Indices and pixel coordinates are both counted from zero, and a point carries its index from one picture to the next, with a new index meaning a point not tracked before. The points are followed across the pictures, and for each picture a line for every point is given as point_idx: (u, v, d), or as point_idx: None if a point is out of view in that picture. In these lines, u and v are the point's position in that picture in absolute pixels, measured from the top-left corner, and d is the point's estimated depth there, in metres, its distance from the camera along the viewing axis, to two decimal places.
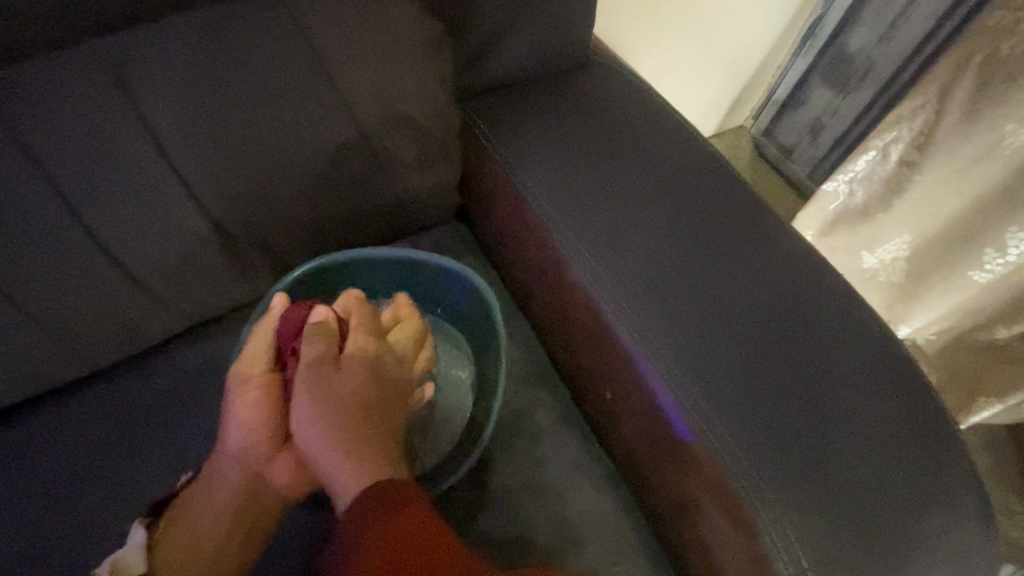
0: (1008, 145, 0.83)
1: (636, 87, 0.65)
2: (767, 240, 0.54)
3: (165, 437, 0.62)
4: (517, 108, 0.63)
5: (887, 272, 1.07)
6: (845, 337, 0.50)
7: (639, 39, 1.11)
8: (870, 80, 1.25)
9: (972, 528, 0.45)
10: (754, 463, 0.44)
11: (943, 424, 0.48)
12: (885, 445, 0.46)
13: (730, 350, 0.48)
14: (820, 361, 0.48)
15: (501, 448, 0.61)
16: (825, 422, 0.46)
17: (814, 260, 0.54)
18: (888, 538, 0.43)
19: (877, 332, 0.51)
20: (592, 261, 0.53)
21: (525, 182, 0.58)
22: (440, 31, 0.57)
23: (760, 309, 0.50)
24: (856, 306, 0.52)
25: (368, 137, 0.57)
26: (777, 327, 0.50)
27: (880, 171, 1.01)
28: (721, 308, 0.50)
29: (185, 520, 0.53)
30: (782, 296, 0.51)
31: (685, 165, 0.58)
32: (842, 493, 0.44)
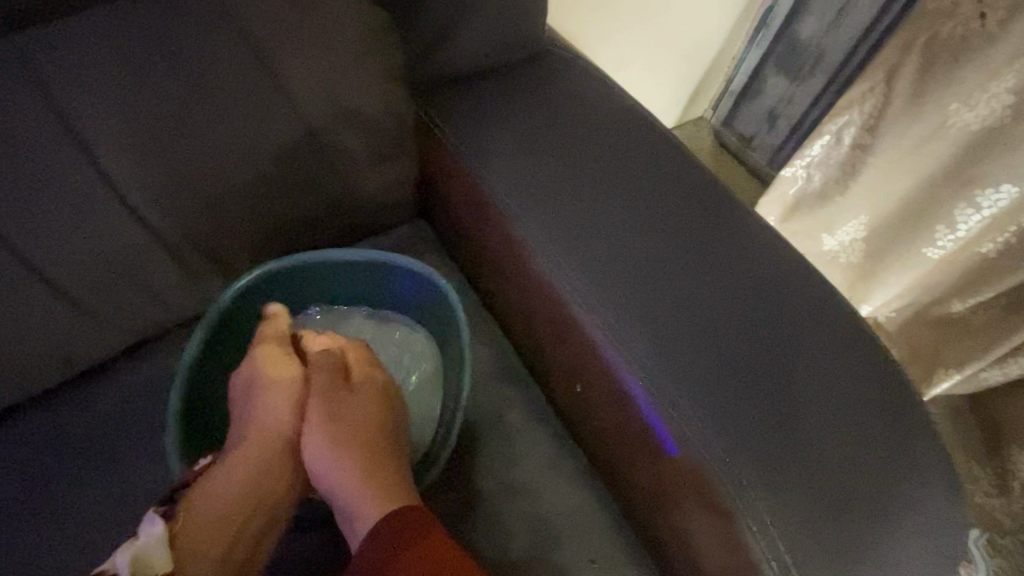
0: (953, 125, 0.86)
1: (593, 76, 0.64)
2: (730, 224, 0.55)
3: (110, 465, 0.58)
4: (475, 100, 0.61)
5: (847, 253, 1.10)
6: (809, 316, 0.50)
7: (594, 32, 1.11)
8: (822, 68, 1.28)
9: (940, 496, 0.46)
10: (727, 449, 0.44)
11: (907, 397, 0.49)
12: (854, 421, 0.46)
13: (697, 336, 0.48)
14: (785, 342, 0.49)
15: (472, 451, 0.59)
16: (792, 403, 0.46)
17: (774, 243, 0.54)
18: (858, 513, 0.43)
19: (840, 309, 0.52)
20: (556, 252, 0.52)
21: (488, 176, 0.56)
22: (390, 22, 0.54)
23: (727, 293, 0.50)
24: (820, 286, 0.53)
25: (316, 135, 0.54)
26: (743, 312, 0.49)
27: (835, 155, 1.03)
28: (685, 294, 0.50)
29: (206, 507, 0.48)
30: (746, 280, 0.51)
31: (645, 152, 0.58)
32: (813, 473, 0.44)
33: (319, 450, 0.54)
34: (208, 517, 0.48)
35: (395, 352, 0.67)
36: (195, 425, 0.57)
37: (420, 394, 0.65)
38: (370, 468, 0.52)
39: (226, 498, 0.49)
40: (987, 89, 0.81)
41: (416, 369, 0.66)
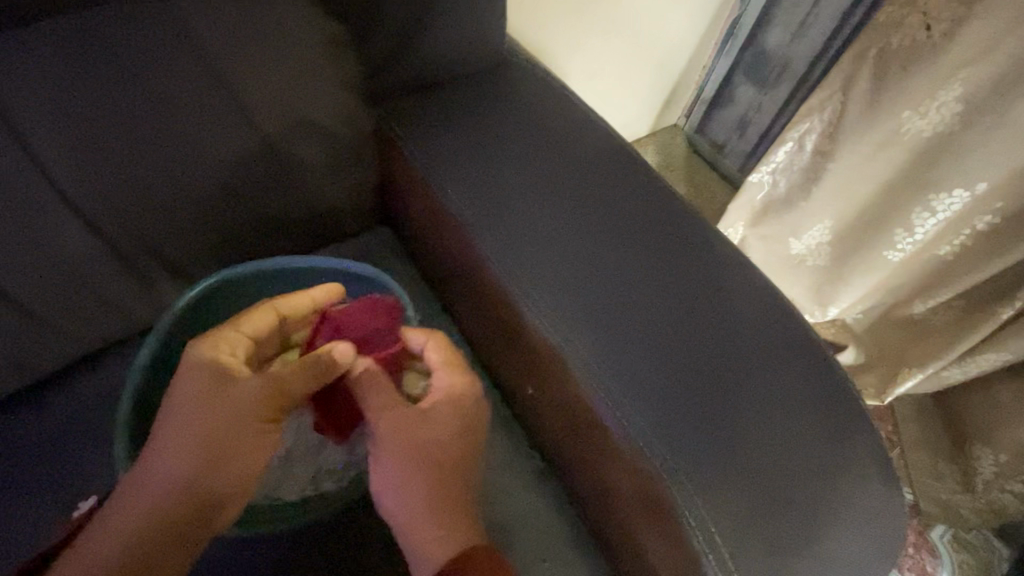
0: (906, 132, 0.89)
1: (550, 84, 0.66)
2: (679, 229, 0.56)
3: (60, 476, 0.59)
4: (433, 110, 0.62)
5: (814, 256, 1.13)
6: (753, 317, 0.52)
7: (563, 42, 1.15)
8: (787, 77, 1.32)
9: (876, 491, 0.47)
10: (665, 447, 0.45)
11: (847, 395, 0.50)
12: (790, 415, 0.48)
13: (642, 338, 0.50)
14: (726, 341, 0.50)
15: None
16: (733, 402, 0.48)
17: (721, 247, 0.56)
18: (793, 507, 0.45)
19: (784, 310, 0.54)
20: (508, 259, 0.53)
21: (442, 186, 0.57)
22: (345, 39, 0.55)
23: (673, 299, 0.52)
24: (764, 287, 0.54)
25: (270, 142, 0.56)
26: (687, 316, 0.51)
27: (798, 161, 1.06)
28: (630, 297, 0.51)
29: (126, 514, 0.47)
30: (691, 282, 0.53)
31: (601, 161, 0.60)
32: (750, 468, 0.45)
33: (386, 472, 0.51)
34: (125, 524, 0.46)
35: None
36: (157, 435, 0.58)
37: None
38: (430, 496, 0.50)
39: (144, 509, 0.47)
40: (936, 97, 0.84)
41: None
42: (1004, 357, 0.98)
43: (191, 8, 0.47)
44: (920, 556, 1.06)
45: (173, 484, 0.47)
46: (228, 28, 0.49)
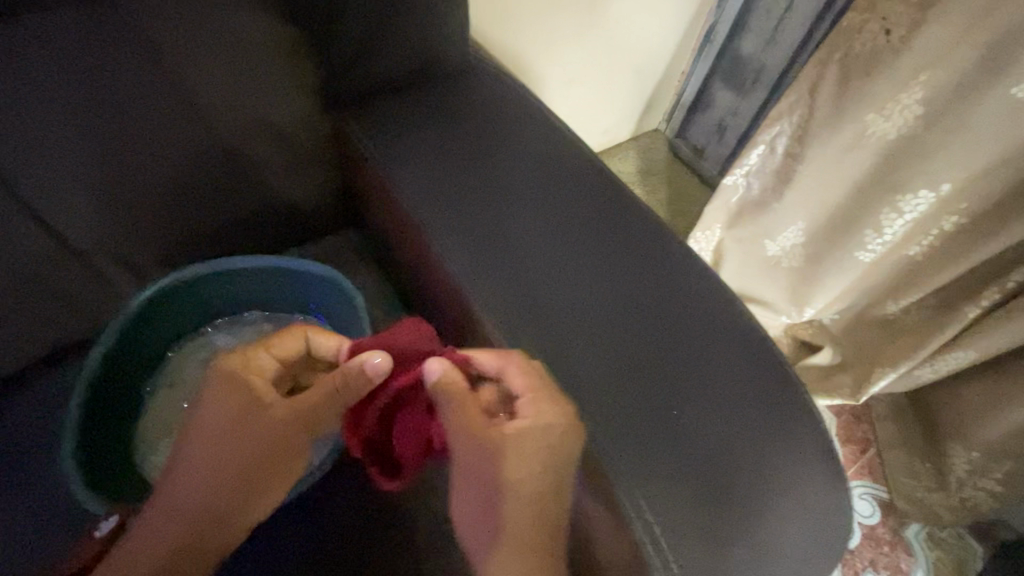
0: (872, 134, 0.90)
1: (511, 87, 0.67)
2: (626, 228, 0.60)
3: (44, 460, 0.68)
4: (393, 113, 0.63)
5: (789, 258, 1.15)
6: (693, 309, 0.56)
7: (538, 50, 1.17)
8: (763, 81, 1.34)
9: (816, 480, 0.51)
10: (596, 428, 0.50)
11: (782, 380, 0.55)
12: (724, 404, 0.52)
13: (584, 328, 0.54)
14: (665, 332, 0.55)
15: None
16: (675, 393, 0.51)
17: (666, 245, 0.60)
18: (736, 496, 0.48)
19: (723, 304, 0.57)
20: (462, 257, 0.56)
21: (401, 191, 0.59)
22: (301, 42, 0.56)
23: (616, 301, 0.55)
24: (700, 280, 0.58)
25: (224, 144, 0.58)
26: (628, 309, 0.55)
27: (769, 164, 1.08)
28: (577, 292, 0.56)
29: (165, 517, 0.54)
30: (635, 277, 0.57)
31: (558, 166, 0.62)
32: (695, 459, 0.49)
33: (471, 498, 0.50)
34: (164, 524, 0.54)
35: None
36: (100, 425, 0.62)
37: None
38: (514, 531, 0.48)
39: (182, 513, 0.54)
40: (898, 101, 0.85)
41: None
42: (968, 356, 0.99)
43: (144, 16, 0.49)
44: (895, 553, 1.08)
45: (207, 492, 0.54)
46: (174, 24, 0.50)
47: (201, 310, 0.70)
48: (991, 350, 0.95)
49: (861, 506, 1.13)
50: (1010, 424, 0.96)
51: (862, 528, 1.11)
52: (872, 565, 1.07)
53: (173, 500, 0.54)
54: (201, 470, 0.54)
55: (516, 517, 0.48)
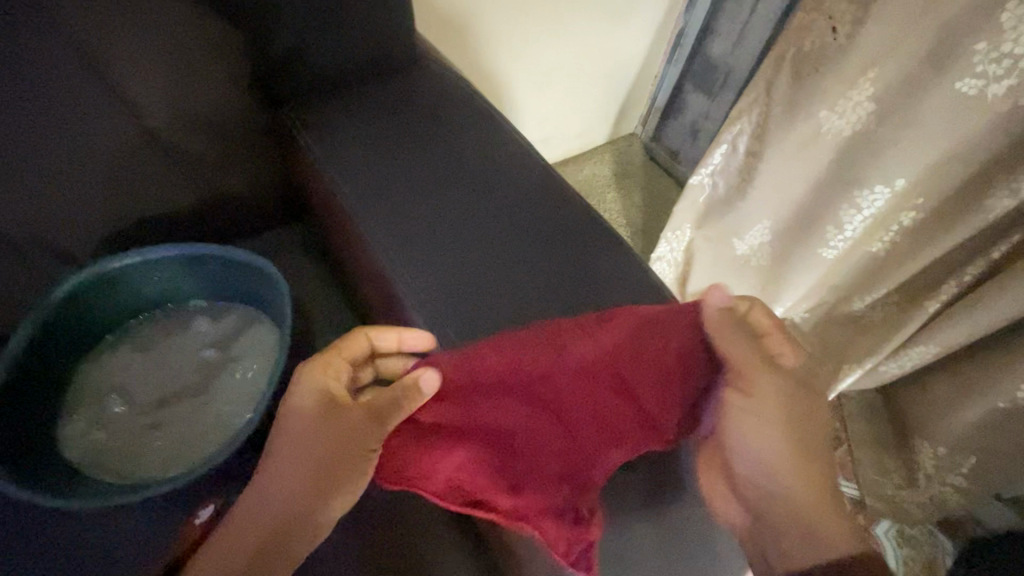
0: (826, 132, 0.92)
1: (458, 91, 0.71)
2: (555, 220, 0.64)
3: None
4: (332, 109, 0.68)
5: (756, 255, 1.16)
6: (608, 290, 0.60)
7: (507, 52, 1.18)
8: (731, 85, 1.36)
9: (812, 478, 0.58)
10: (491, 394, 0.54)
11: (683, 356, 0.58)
12: None
13: (497, 308, 0.58)
14: (573, 312, 0.58)
15: None
16: None
17: (595, 237, 0.64)
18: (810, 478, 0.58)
19: (643, 287, 0.61)
20: (390, 245, 0.61)
21: (330, 180, 0.63)
22: (236, 44, 0.61)
23: (541, 291, 0.59)
24: (618, 266, 0.61)
25: (154, 134, 0.64)
26: (545, 292, 0.59)
27: (733, 162, 1.09)
28: (498, 275, 0.60)
29: (259, 507, 0.56)
30: (557, 263, 0.61)
31: (493, 164, 0.67)
32: (803, 438, 0.59)
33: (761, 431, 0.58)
34: (260, 513, 0.56)
35: (243, 330, 0.74)
36: (25, 403, 0.64)
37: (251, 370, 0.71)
38: (790, 441, 0.58)
39: (272, 505, 0.56)
40: (850, 98, 0.87)
41: (255, 349, 0.72)
42: (930, 349, 1.00)
43: (71, 15, 0.53)
44: None
45: (295, 485, 0.56)
46: (90, 12, 0.54)
47: (138, 298, 0.73)
48: (950, 343, 0.96)
49: None
50: (973, 418, 0.96)
51: None
52: None
53: (267, 492, 0.56)
54: (289, 472, 0.56)
55: (779, 437, 0.58)
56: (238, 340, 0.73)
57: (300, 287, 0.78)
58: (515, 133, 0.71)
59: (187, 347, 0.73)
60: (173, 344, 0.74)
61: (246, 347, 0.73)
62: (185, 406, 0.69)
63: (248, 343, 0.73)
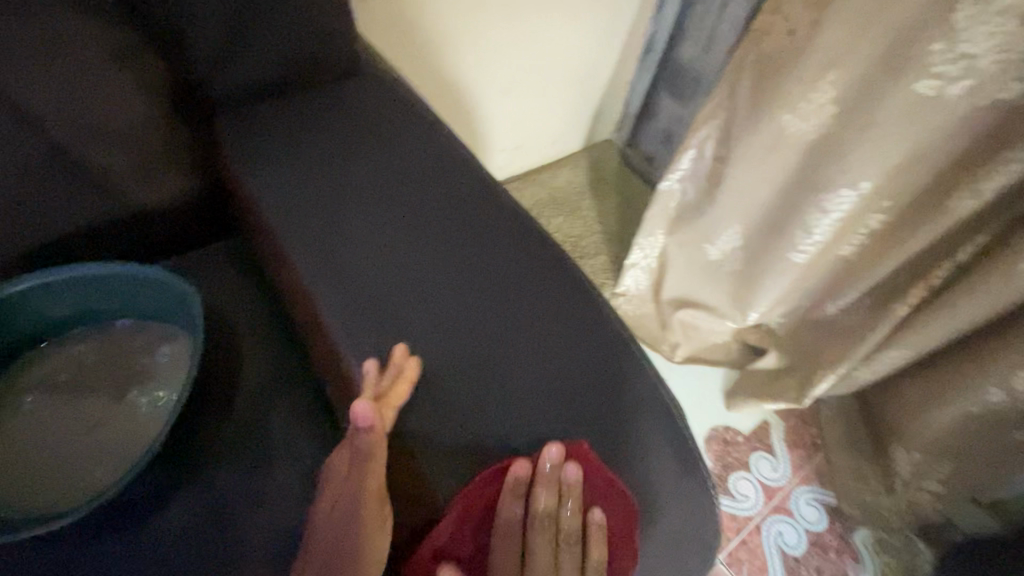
0: (790, 135, 0.90)
1: (405, 102, 0.71)
2: (501, 230, 0.63)
3: None
4: (263, 118, 0.67)
5: (728, 260, 1.13)
6: (549, 302, 0.59)
7: (471, 56, 1.16)
8: (701, 89, 1.36)
9: None
10: (413, 418, 0.52)
11: (618, 361, 0.57)
12: (547, 380, 0.55)
13: (429, 323, 0.57)
14: (509, 325, 0.57)
15: (235, 453, 0.64)
16: (502, 375, 0.54)
17: (541, 246, 0.63)
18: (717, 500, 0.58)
19: (588, 299, 0.60)
20: (318, 261, 0.59)
21: (260, 195, 0.62)
22: (150, 58, 0.61)
23: (472, 305, 0.58)
24: (565, 274, 0.61)
25: (63, 150, 0.61)
26: (481, 305, 0.58)
27: (700, 168, 1.06)
28: (436, 289, 0.58)
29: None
30: (496, 275, 0.60)
31: (440, 174, 0.65)
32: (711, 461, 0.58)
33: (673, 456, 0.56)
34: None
35: (146, 346, 0.67)
36: None
37: (153, 392, 0.64)
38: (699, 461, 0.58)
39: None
40: (812, 100, 0.86)
41: (164, 361, 0.66)
42: (902, 354, 0.99)
43: None
44: (842, 560, 1.06)
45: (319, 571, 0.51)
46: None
47: (33, 334, 0.66)
48: (922, 347, 0.95)
49: (808, 512, 1.10)
50: (947, 420, 0.95)
51: (809, 535, 1.08)
52: (818, 573, 1.05)
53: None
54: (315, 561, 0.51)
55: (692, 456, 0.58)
56: (142, 369, 0.66)
57: (228, 305, 0.73)
58: (459, 141, 0.69)
59: (92, 367, 0.66)
60: (79, 368, 0.66)
61: (151, 373, 0.66)
62: (89, 426, 0.62)
63: (156, 368, 0.66)
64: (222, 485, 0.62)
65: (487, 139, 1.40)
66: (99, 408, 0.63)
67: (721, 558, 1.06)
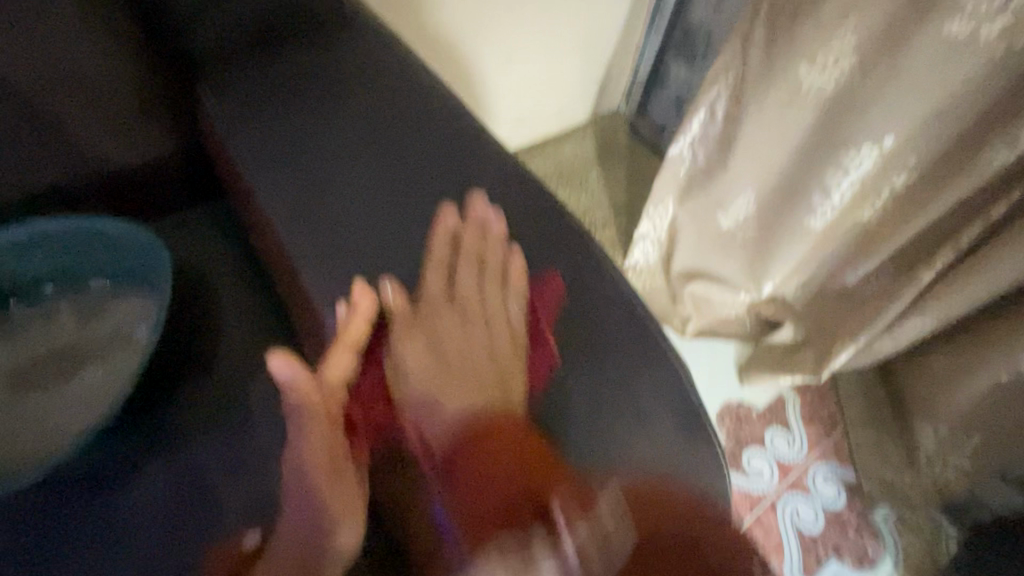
0: (807, 89, 0.84)
1: (394, 57, 0.67)
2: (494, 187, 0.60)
3: None
4: (245, 75, 0.64)
5: (743, 229, 1.07)
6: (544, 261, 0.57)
7: (469, 19, 1.11)
8: (712, 53, 1.30)
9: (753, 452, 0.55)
10: None
11: (617, 322, 0.56)
12: None
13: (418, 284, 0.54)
14: None
15: (224, 421, 0.63)
16: None
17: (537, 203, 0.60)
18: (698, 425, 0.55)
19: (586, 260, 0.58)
20: (304, 222, 0.56)
21: (241, 154, 0.60)
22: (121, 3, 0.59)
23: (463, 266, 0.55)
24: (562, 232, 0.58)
25: (31, 97, 0.59)
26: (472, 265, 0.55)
27: (712, 130, 0.99)
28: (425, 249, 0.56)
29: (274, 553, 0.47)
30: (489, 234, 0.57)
31: (431, 130, 0.62)
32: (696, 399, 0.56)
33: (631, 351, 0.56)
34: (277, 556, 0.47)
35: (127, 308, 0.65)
36: None
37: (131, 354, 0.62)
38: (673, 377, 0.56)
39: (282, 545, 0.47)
40: (831, 49, 0.80)
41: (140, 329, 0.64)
42: (925, 323, 0.94)
43: None
44: (861, 539, 1.02)
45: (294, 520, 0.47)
46: None
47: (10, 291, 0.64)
48: (949, 314, 0.89)
49: (825, 489, 1.06)
50: (975, 391, 0.90)
51: (827, 513, 1.04)
52: (836, 552, 1.01)
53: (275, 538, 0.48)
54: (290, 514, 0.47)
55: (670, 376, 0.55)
56: (120, 330, 0.64)
57: (216, 272, 0.71)
58: (450, 98, 0.66)
59: (66, 332, 0.63)
60: (58, 330, 0.64)
61: (130, 333, 0.64)
62: (64, 390, 0.60)
63: (135, 329, 0.64)
64: (201, 454, 0.61)
65: (489, 108, 1.34)
66: (75, 373, 0.61)
67: None
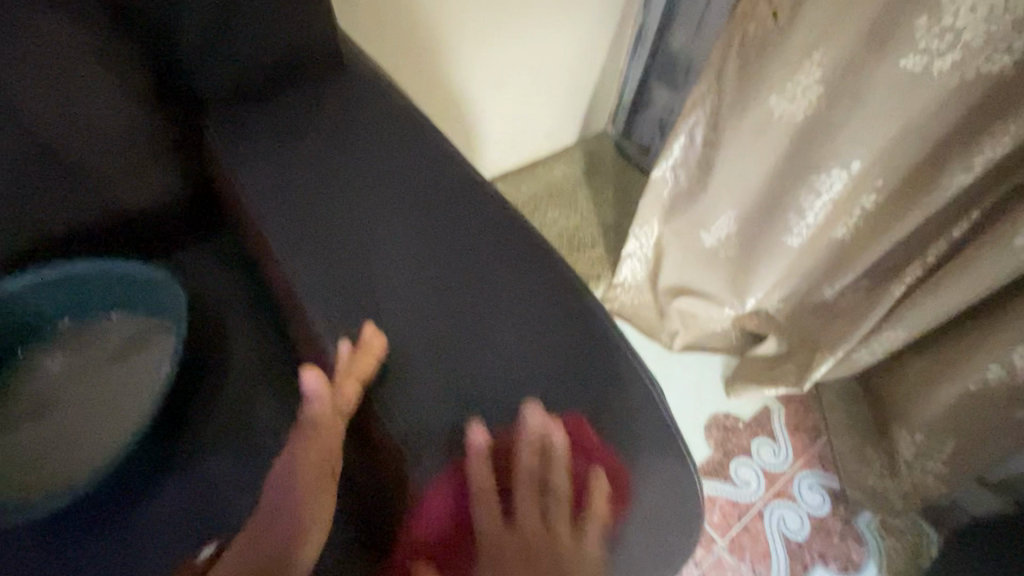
0: (778, 117, 0.89)
1: (388, 98, 0.71)
2: (484, 220, 0.64)
3: None
4: (246, 117, 0.69)
5: (725, 247, 1.12)
6: (531, 289, 0.60)
7: (456, 52, 1.15)
8: (692, 77, 1.35)
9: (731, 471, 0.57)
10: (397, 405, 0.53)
11: (602, 343, 0.58)
12: (530, 364, 0.56)
13: (413, 313, 0.57)
14: (491, 313, 0.58)
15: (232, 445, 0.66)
16: (486, 362, 0.55)
17: (524, 234, 0.64)
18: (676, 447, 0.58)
19: (571, 286, 0.61)
20: (305, 256, 0.60)
21: (246, 194, 0.63)
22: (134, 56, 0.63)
23: (455, 295, 0.59)
24: (546, 262, 0.62)
25: (49, 146, 0.63)
26: (464, 294, 0.59)
27: (691, 155, 1.03)
28: (420, 280, 0.59)
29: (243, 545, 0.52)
30: (479, 265, 0.60)
31: (424, 166, 0.66)
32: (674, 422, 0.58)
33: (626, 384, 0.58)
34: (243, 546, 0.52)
35: (138, 339, 0.69)
36: None
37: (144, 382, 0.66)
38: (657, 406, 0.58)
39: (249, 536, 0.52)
40: (799, 81, 0.85)
41: (149, 355, 0.68)
42: (900, 335, 0.98)
43: None
44: (845, 544, 1.06)
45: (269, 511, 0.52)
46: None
47: (23, 326, 0.68)
48: (920, 326, 0.94)
49: (810, 497, 1.10)
50: (948, 400, 0.94)
51: (811, 520, 1.08)
52: (821, 558, 1.05)
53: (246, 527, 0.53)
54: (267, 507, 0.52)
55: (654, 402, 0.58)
56: (132, 358, 0.68)
57: (222, 301, 0.75)
58: (441, 134, 0.70)
59: (82, 363, 0.68)
60: (73, 361, 0.68)
61: (142, 363, 0.68)
62: (81, 419, 0.64)
63: (147, 359, 0.68)
64: (210, 475, 0.65)
65: (478, 134, 1.39)
66: (92, 401, 0.65)
67: (723, 544, 1.05)
